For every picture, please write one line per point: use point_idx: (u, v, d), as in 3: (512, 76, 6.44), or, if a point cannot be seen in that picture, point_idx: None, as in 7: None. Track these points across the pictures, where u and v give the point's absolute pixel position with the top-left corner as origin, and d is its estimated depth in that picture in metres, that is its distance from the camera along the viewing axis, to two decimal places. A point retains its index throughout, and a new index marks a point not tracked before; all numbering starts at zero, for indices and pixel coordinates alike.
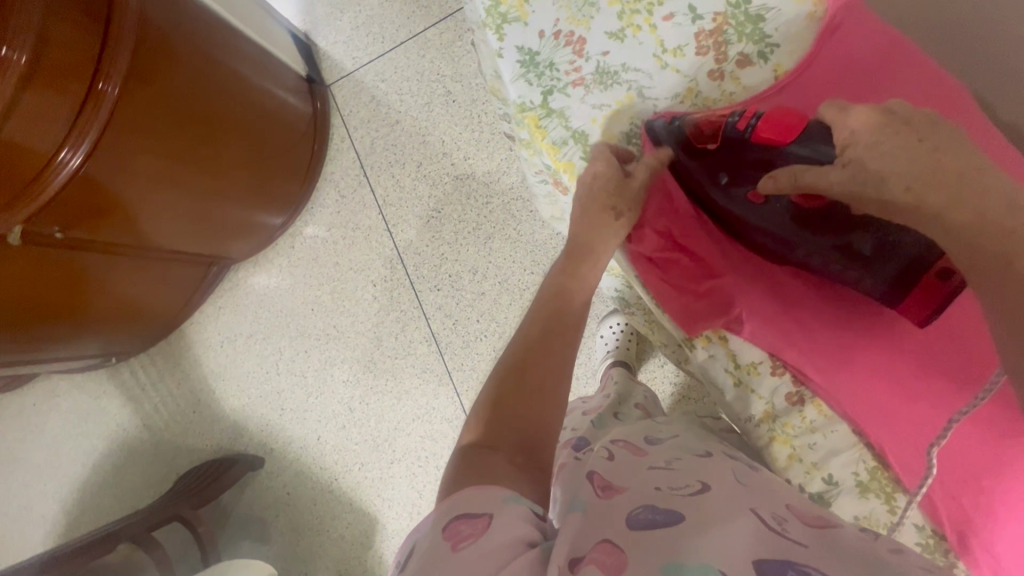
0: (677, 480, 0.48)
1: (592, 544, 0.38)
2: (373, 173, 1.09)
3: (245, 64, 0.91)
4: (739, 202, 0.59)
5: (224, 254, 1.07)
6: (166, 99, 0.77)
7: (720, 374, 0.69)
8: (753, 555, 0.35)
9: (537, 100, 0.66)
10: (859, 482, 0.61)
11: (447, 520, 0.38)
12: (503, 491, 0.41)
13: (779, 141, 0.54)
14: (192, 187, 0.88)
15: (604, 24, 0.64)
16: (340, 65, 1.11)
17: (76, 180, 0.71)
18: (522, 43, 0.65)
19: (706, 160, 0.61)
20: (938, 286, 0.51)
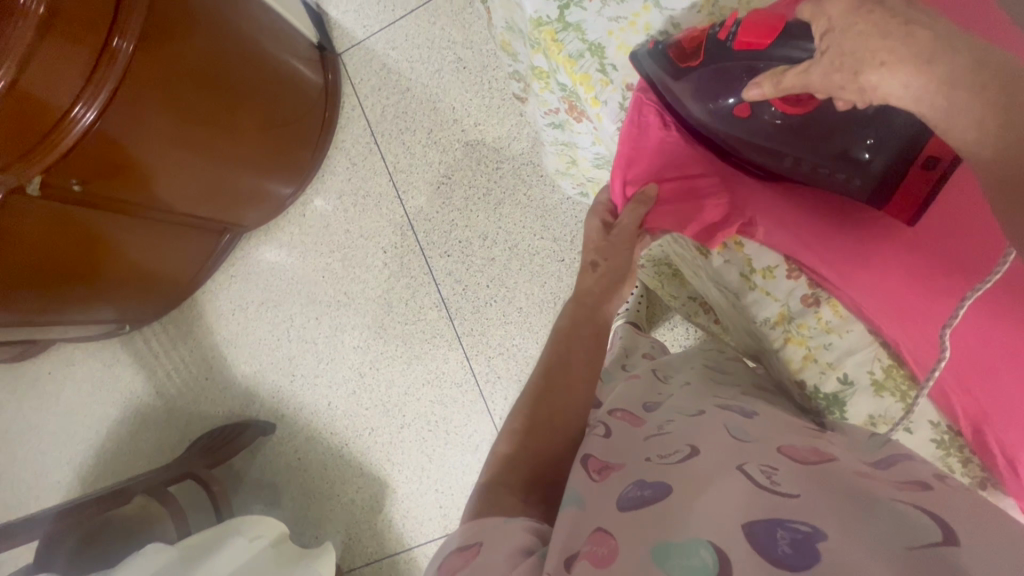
0: (669, 445, 0.49)
1: (585, 537, 0.39)
2: (384, 141, 1.09)
3: (257, 27, 0.92)
4: (727, 117, 0.59)
5: (235, 221, 1.09)
6: (182, 57, 0.78)
7: (733, 280, 0.67)
8: (741, 522, 0.35)
9: (554, 14, 0.63)
10: (874, 381, 0.61)
11: (442, 558, 0.41)
12: (497, 516, 0.44)
13: (759, 42, 0.53)
14: (206, 147, 0.89)
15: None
16: (351, 33, 1.11)
17: (92, 136, 0.73)
18: None
19: (693, 78, 0.59)
20: (927, 174, 0.54)
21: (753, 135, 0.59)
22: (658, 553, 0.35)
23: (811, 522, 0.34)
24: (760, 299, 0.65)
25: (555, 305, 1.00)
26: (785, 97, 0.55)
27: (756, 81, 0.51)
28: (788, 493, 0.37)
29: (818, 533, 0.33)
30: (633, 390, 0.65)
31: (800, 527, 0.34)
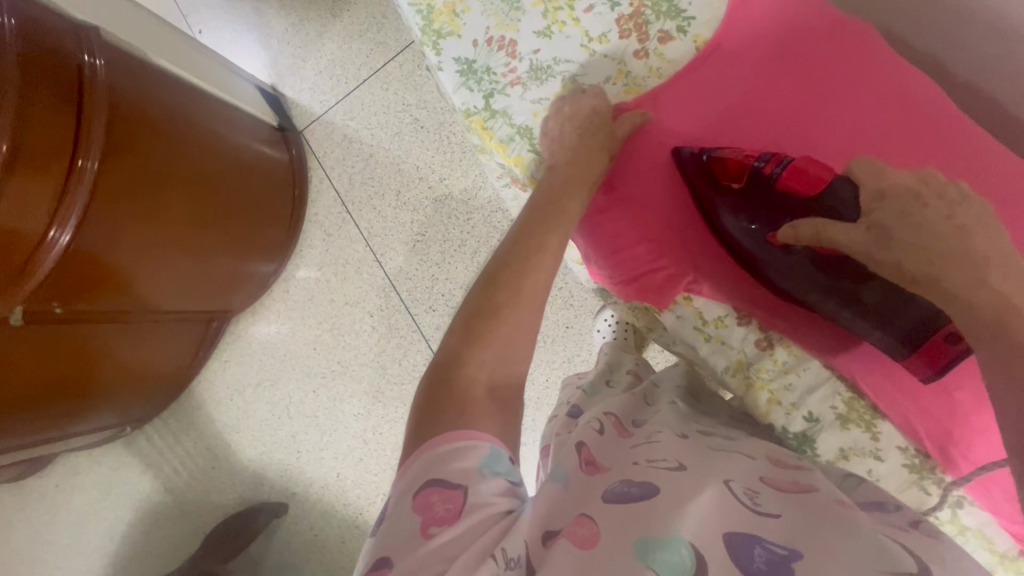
0: (659, 455, 0.49)
1: (570, 518, 0.40)
2: (355, 208, 1.11)
3: (216, 122, 0.95)
4: (755, 240, 0.67)
5: (223, 308, 1.10)
6: (146, 165, 0.81)
7: (690, 333, 0.75)
8: (722, 529, 0.37)
9: (480, 104, 0.75)
10: (840, 415, 0.69)
11: (419, 490, 0.41)
12: (480, 451, 0.44)
13: (804, 189, 0.63)
14: (182, 245, 0.91)
15: (531, 25, 0.73)
16: (309, 110, 1.15)
17: (67, 256, 0.74)
18: (459, 54, 0.74)
19: (730, 195, 0.68)
20: (945, 349, 0.59)
21: (778, 265, 0.66)
22: (641, 544, 0.36)
23: (789, 546, 0.36)
24: (717, 348, 0.74)
25: (544, 344, 1.01)
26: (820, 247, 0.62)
27: (795, 225, 0.61)
28: (769, 514, 0.40)
29: (796, 556, 0.35)
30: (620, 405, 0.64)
31: (778, 548, 0.36)
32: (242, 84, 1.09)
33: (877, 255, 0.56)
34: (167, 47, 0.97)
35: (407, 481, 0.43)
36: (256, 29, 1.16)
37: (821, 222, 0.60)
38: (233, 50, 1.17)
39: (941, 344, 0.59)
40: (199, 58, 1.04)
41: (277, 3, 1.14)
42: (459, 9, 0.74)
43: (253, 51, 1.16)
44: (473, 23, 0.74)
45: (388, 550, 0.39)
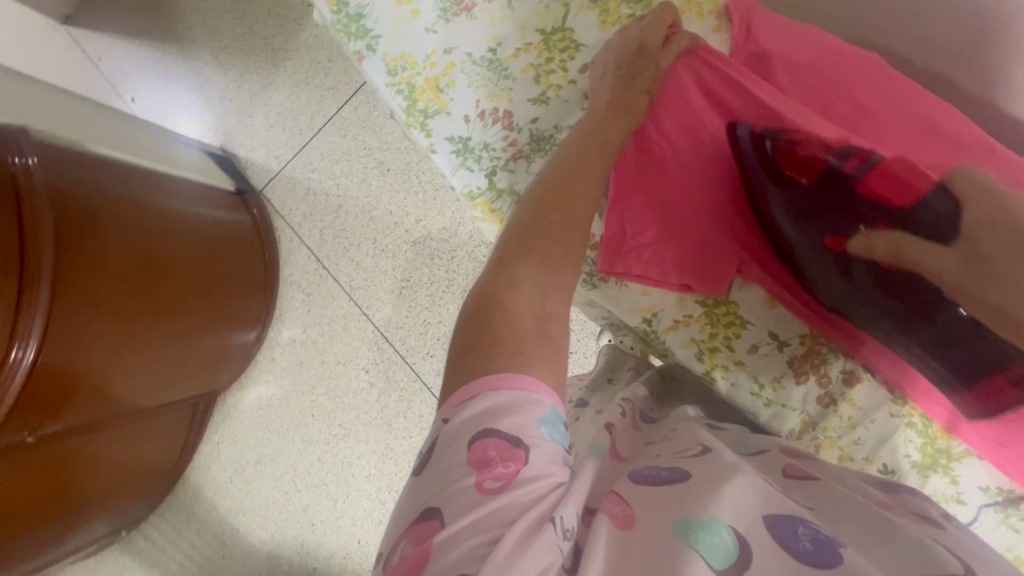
0: (682, 443, 0.46)
1: (606, 498, 0.38)
2: (332, 263, 1.07)
3: (171, 198, 0.89)
4: (809, 237, 0.57)
5: (208, 388, 1.04)
6: (105, 262, 0.75)
7: (747, 400, 0.67)
8: (764, 510, 0.35)
9: (483, 184, 0.69)
10: (915, 462, 0.63)
11: (475, 439, 0.35)
12: (543, 407, 0.37)
13: (892, 199, 0.52)
14: (155, 337, 0.85)
15: (525, 93, 0.67)
16: (265, 167, 1.10)
17: (34, 375, 0.67)
18: (452, 133, 0.68)
19: (795, 192, 0.57)
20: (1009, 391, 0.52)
21: (828, 270, 0.57)
22: (680, 523, 0.33)
23: (831, 531, 0.35)
24: (779, 413, 0.66)
25: None
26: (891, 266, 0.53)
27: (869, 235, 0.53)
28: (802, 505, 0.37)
29: (837, 543, 0.33)
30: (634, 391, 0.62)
31: (820, 530, 0.34)
32: (185, 151, 1.03)
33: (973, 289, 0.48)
34: (105, 129, 0.92)
35: (460, 424, 0.36)
36: (194, 90, 1.12)
37: (898, 239, 0.51)
38: (170, 111, 1.13)
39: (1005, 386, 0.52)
40: (137, 133, 0.98)
41: (211, 59, 1.10)
42: (443, 83, 0.67)
43: (194, 111, 1.12)
44: (462, 99, 0.67)
45: (433, 499, 0.34)
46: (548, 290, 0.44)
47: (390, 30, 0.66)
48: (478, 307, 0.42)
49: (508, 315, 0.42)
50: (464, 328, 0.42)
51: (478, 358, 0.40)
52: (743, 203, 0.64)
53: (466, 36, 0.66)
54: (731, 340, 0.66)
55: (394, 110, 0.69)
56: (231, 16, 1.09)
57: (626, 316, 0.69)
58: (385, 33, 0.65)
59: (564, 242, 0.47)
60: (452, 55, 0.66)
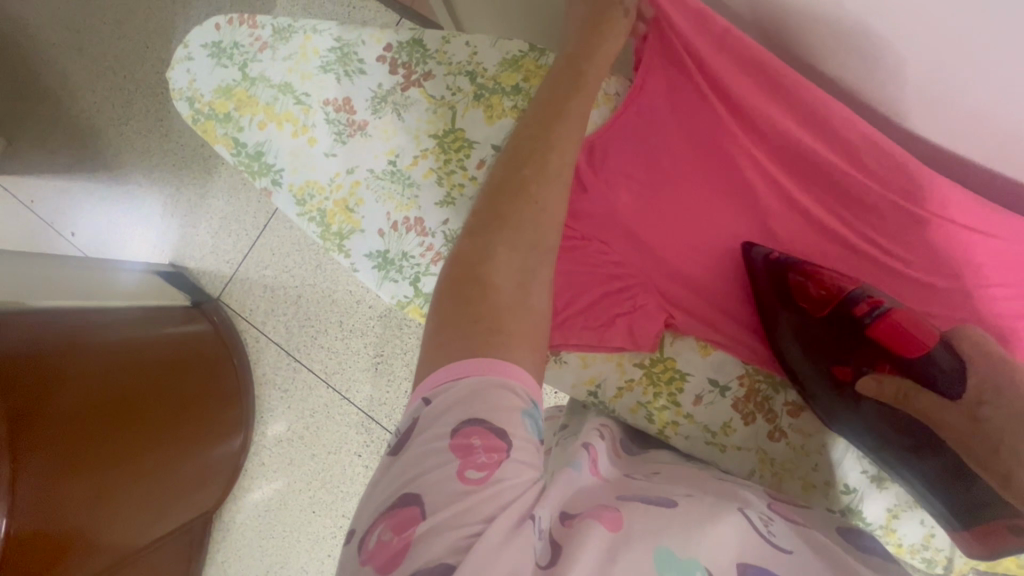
0: (666, 475, 0.47)
1: (588, 505, 0.38)
2: (303, 353, 1.06)
3: (125, 330, 0.88)
4: (815, 366, 0.63)
5: (203, 508, 1.01)
6: (65, 412, 0.73)
7: (702, 450, 0.67)
8: (737, 558, 0.35)
9: (410, 292, 0.69)
10: (873, 476, 0.64)
11: (459, 424, 0.35)
12: (524, 386, 0.37)
13: (899, 348, 0.58)
14: (134, 475, 0.82)
15: (430, 198, 0.68)
16: (218, 274, 1.10)
17: (14, 543, 0.63)
18: (371, 249, 0.69)
19: (807, 318, 0.63)
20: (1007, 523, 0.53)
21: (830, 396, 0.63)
22: (662, 551, 0.33)
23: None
24: (736, 454, 0.66)
25: None
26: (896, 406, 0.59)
27: (880, 377, 0.59)
28: (782, 547, 0.39)
29: None
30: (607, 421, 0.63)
31: None
32: (131, 278, 1.03)
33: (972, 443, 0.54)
34: (44, 275, 0.92)
35: (442, 408, 0.36)
36: (131, 213, 1.12)
37: (905, 386, 0.58)
38: (111, 237, 1.12)
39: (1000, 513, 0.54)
40: (80, 273, 0.98)
41: (145, 179, 1.11)
42: (351, 203, 0.70)
43: (134, 233, 1.12)
44: (372, 215, 0.69)
45: (415, 485, 0.34)
46: (528, 267, 0.44)
47: (291, 162, 0.70)
48: (463, 272, 0.43)
49: (488, 292, 0.42)
50: (452, 301, 0.42)
51: (459, 339, 0.39)
52: (663, 266, 0.67)
53: (366, 152, 0.70)
54: (676, 395, 0.67)
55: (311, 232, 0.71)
56: (156, 134, 1.10)
57: (572, 391, 0.69)
58: (286, 166, 0.70)
59: (544, 199, 0.47)
60: (355, 174, 0.70)
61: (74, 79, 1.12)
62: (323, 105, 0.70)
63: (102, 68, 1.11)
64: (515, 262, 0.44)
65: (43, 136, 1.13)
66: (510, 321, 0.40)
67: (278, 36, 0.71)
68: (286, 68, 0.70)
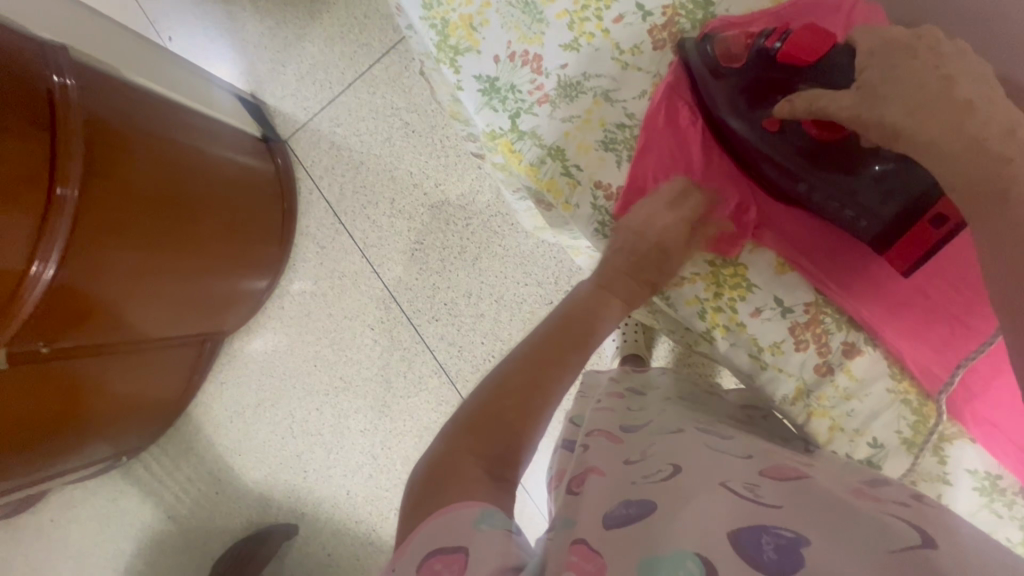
0: (652, 469, 0.45)
1: (565, 552, 0.35)
2: (348, 219, 1.08)
3: (198, 136, 0.91)
4: (755, 129, 0.59)
5: (217, 329, 1.06)
6: (131, 189, 0.76)
7: (742, 361, 0.68)
8: (726, 528, 0.34)
9: (506, 124, 0.70)
10: (904, 439, 0.64)
11: (421, 557, 0.37)
12: (473, 511, 0.39)
13: (801, 61, 0.55)
14: (170, 274, 0.86)
15: (556, 38, 0.68)
16: (292, 118, 1.11)
17: (53, 290, 0.69)
18: (480, 72, 0.69)
19: (731, 79, 0.60)
20: (930, 232, 0.55)
21: (773, 155, 0.59)
22: (644, 564, 0.33)
23: (794, 529, 0.34)
24: (774, 376, 0.67)
25: None
26: (816, 122, 0.54)
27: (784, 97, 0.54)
28: (771, 505, 0.37)
29: (802, 539, 0.33)
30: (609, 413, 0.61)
31: (783, 532, 0.33)
32: (216, 92, 1.05)
33: (864, 116, 0.46)
34: (138, 59, 0.92)
35: (405, 554, 0.38)
36: (229, 35, 1.12)
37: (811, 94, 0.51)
38: (202, 53, 1.14)
39: (926, 228, 0.55)
40: (172, 70, 0.99)
41: (250, 5, 1.11)
42: (476, 22, 0.69)
43: (226, 56, 1.13)
44: (493, 39, 0.69)
45: None
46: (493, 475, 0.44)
47: None
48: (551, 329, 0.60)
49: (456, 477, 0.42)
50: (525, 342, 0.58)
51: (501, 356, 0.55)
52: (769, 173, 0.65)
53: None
54: (736, 302, 0.67)
55: (427, 44, 0.71)
56: None
57: None
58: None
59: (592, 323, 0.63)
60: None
61: None
62: None
63: None
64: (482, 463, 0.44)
65: None
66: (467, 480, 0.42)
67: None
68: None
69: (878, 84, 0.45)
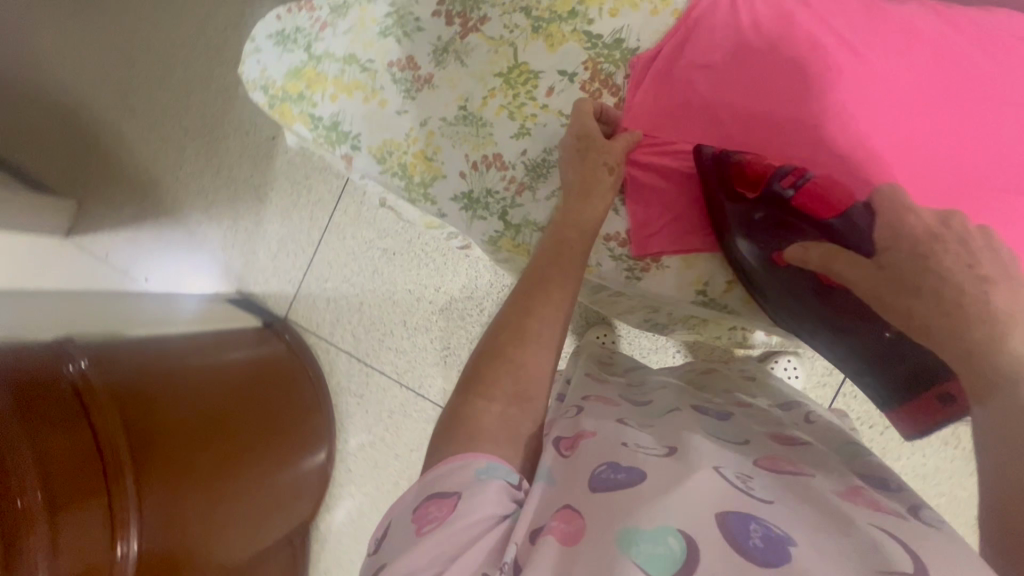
0: (647, 441, 0.47)
1: (553, 511, 0.39)
2: (372, 357, 1.09)
3: (207, 355, 0.92)
4: (761, 258, 0.67)
5: (299, 520, 1.04)
6: (170, 434, 0.77)
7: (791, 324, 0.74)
8: (716, 512, 0.36)
9: (500, 226, 0.74)
10: None
11: (420, 502, 0.42)
12: (476, 464, 0.43)
13: (818, 214, 0.63)
14: (235, 492, 0.85)
15: (506, 132, 0.72)
16: (283, 293, 1.14)
17: (140, 562, 0.67)
18: (456, 193, 0.73)
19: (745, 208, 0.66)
20: (940, 405, 0.61)
21: (776, 280, 0.67)
22: (625, 532, 0.35)
23: (784, 529, 0.35)
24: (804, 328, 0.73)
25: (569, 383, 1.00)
26: (827, 276, 0.63)
27: (806, 244, 0.63)
28: (764, 499, 0.39)
29: (790, 538, 0.34)
30: (668, 396, 0.63)
31: (774, 529, 0.35)
32: (197, 305, 1.08)
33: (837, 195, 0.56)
34: (128, 313, 0.97)
35: (408, 496, 0.44)
36: (195, 251, 1.18)
37: (829, 252, 0.61)
38: (178, 277, 1.19)
39: (935, 400, 0.61)
40: (143, 305, 1.03)
41: (204, 216, 1.17)
42: (430, 152, 0.73)
43: (199, 269, 1.18)
44: (451, 160, 0.73)
45: (384, 557, 0.40)
46: (509, 412, 0.49)
47: (366, 125, 0.73)
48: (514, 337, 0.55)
49: (476, 429, 0.47)
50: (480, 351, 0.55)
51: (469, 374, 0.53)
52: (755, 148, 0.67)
53: (436, 103, 0.73)
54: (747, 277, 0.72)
55: (387, 186, 0.75)
56: (209, 173, 1.17)
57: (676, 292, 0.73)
58: (362, 131, 0.73)
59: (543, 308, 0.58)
60: (428, 126, 0.73)
61: (129, 136, 1.21)
62: (389, 67, 0.73)
63: (153, 121, 1.20)
64: (496, 406, 0.49)
65: (107, 195, 1.22)
66: (489, 429, 0.47)
67: (336, 13, 0.73)
68: (348, 40, 0.73)
69: (895, 264, 0.57)
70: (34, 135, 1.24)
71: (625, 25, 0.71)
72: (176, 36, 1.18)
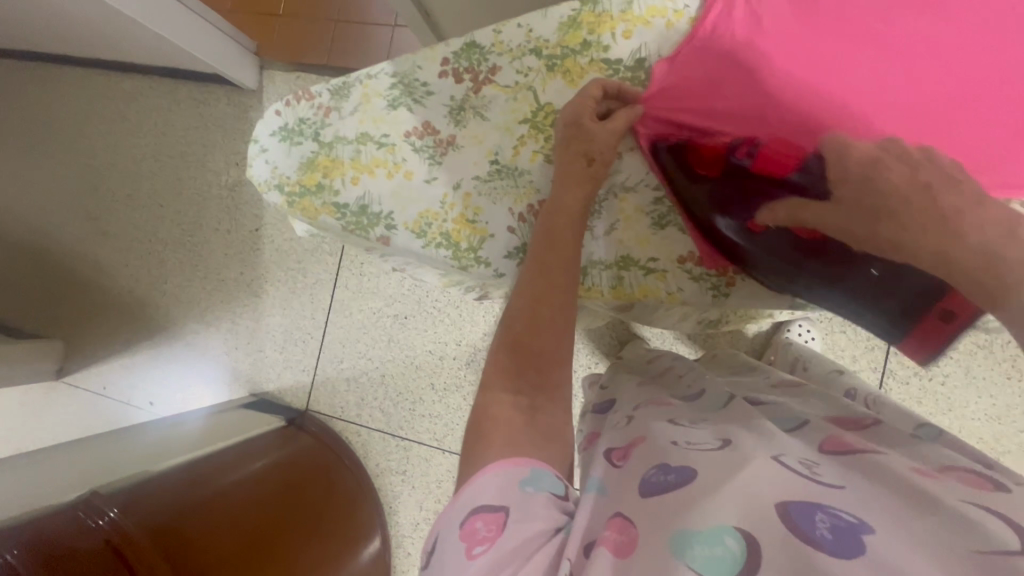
0: (697, 437, 0.42)
1: (603, 524, 0.34)
2: (408, 430, 1.05)
3: (241, 464, 0.86)
4: (738, 232, 0.62)
5: None
6: (219, 561, 0.70)
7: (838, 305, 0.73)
8: (778, 499, 0.30)
9: None
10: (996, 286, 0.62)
11: (464, 516, 0.37)
12: (522, 471, 0.39)
13: (779, 172, 0.60)
14: None
15: (544, 177, 0.70)
16: (299, 384, 1.10)
17: None
18: (506, 248, 0.71)
19: (709, 185, 0.63)
20: (941, 326, 0.55)
21: (760, 247, 0.62)
22: (677, 535, 0.30)
23: (858, 516, 0.29)
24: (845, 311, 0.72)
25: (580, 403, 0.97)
26: (801, 228, 0.59)
27: (772, 208, 0.60)
28: (831, 482, 0.32)
29: (865, 527, 0.28)
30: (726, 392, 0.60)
31: (844, 516, 0.29)
32: (210, 419, 1.01)
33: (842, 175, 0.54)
34: (145, 446, 0.90)
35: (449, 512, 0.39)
36: (197, 362, 1.13)
37: (797, 204, 0.58)
38: (183, 393, 1.13)
39: (936, 322, 0.55)
40: (142, 437, 0.96)
41: (200, 325, 1.13)
42: (472, 215, 0.71)
43: (204, 379, 1.13)
44: (496, 218, 0.70)
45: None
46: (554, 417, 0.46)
47: (396, 203, 0.71)
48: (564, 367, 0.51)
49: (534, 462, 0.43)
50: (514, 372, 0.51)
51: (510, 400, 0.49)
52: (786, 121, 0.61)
53: (464, 165, 0.71)
54: None
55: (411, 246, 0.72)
56: (199, 279, 1.13)
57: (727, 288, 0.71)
58: (393, 209, 0.71)
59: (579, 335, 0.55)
60: (462, 189, 0.71)
61: (105, 261, 1.17)
62: (406, 137, 0.72)
63: (129, 241, 1.16)
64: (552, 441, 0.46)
65: (94, 324, 1.16)
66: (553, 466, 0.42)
67: (338, 95, 0.73)
68: (358, 120, 0.72)
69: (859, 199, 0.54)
70: (7, 283, 1.19)
71: (643, 42, 0.66)
72: (140, 152, 1.17)
